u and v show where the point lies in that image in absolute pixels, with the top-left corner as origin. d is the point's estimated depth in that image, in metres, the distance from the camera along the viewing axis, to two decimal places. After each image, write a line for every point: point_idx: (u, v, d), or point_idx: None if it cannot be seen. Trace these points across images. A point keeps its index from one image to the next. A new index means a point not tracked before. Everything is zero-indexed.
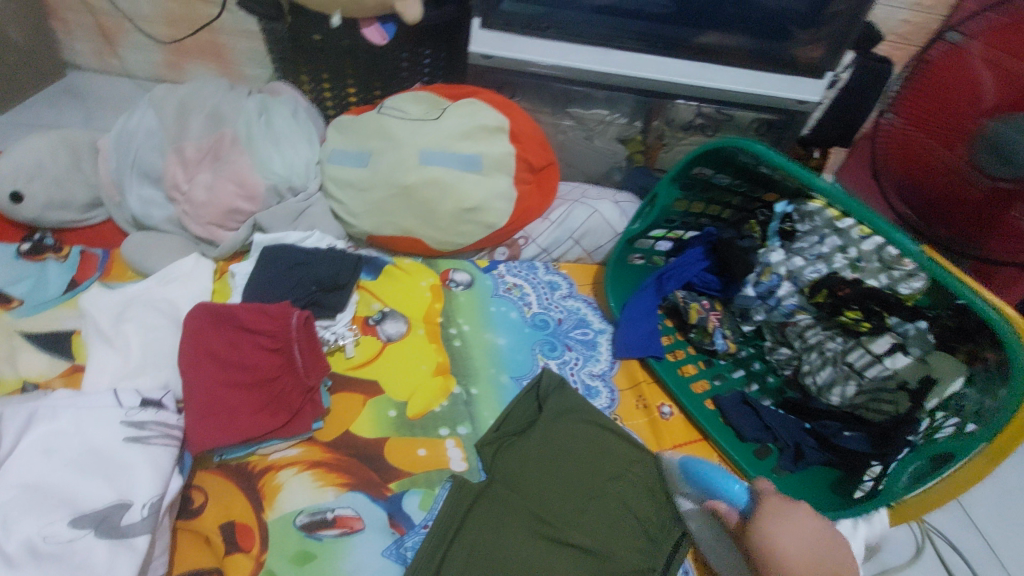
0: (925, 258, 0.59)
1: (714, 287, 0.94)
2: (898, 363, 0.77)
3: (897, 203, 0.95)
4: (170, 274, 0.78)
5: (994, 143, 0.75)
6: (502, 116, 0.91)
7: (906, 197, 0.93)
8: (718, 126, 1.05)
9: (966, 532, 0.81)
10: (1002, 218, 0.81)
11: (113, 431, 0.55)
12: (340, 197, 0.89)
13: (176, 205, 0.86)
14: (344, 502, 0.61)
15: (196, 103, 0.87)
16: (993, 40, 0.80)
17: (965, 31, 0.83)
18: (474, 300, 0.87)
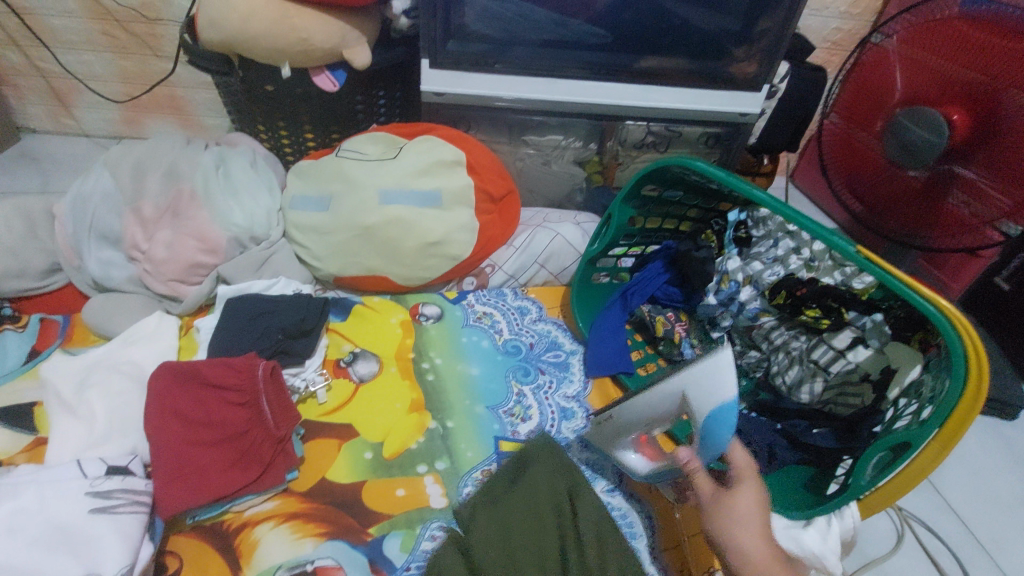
0: (861, 257, 0.62)
1: (677, 299, 0.95)
2: (860, 356, 0.80)
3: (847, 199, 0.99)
4: (136, 334, 0.78)
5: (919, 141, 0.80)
6: (458, 150, 0.94)
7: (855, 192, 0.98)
8: (668, 142, 1.11)
9: (943, 515, 0.83)
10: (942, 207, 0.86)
11: (78, 503, 0.54)
12: (304, 242, 0.90)
13: (137, 264, 0.85)
14: (324, 552, 0.61)
15: (152, 161, 0.88)
16: (912, 42, 0.85)
17: (888, 33, 0.88)
18: (445, 332, 0.87)
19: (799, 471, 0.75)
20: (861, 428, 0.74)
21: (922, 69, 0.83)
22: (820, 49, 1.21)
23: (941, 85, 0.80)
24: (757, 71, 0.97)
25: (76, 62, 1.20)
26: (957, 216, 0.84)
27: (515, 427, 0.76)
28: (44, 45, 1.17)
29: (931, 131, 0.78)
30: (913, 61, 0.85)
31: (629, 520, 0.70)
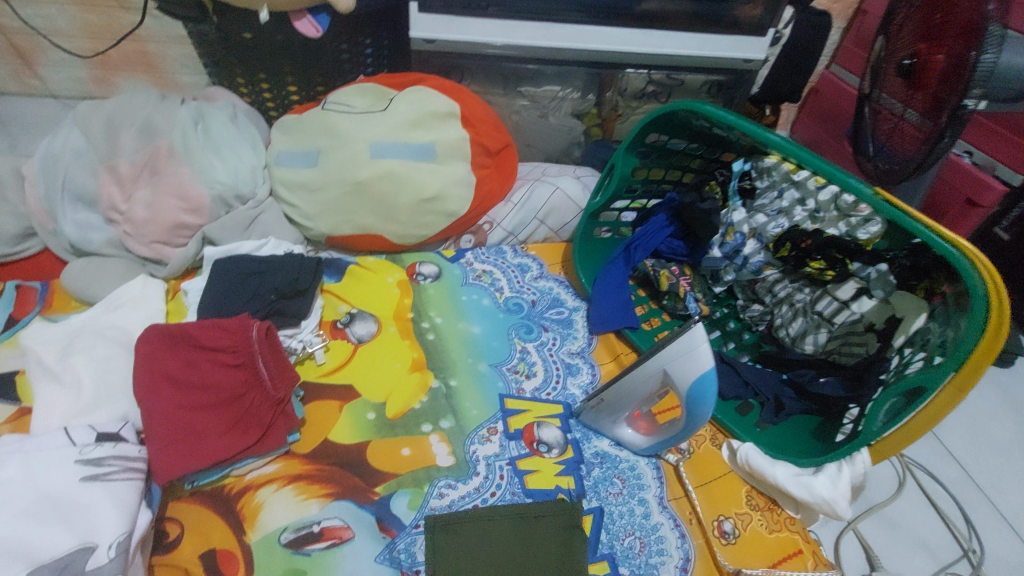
0: (879, 199, 0.60)
1: (680, 252, 0.94)
2: (864, 307, 0.80)
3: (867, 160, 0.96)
4: (118, 299, 0.74)
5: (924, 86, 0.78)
6: (452, 101, 0.89)
7: (873, 154, 0.95)
8: (671, 91, 1.06)
9: (942, 460, 0.84)
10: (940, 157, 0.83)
11: (68, 472, 0.51)
12: (293, 200, 0.86)
13: (116, 226, 0.81)
14: (330, 513, 0.59)
15: (124, 117, 0.82)
16: None
17: None
18: (444, 291, 0.85)
19: (804, 420, 0.76)
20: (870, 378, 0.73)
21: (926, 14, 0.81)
22: None
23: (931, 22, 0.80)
24: (762, 14, 0.93)
25: (35, 15, 1.11)
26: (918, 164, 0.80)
27: (520, 384, 0.75)
28: None
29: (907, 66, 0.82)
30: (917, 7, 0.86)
31: (636, 471, 0.67)
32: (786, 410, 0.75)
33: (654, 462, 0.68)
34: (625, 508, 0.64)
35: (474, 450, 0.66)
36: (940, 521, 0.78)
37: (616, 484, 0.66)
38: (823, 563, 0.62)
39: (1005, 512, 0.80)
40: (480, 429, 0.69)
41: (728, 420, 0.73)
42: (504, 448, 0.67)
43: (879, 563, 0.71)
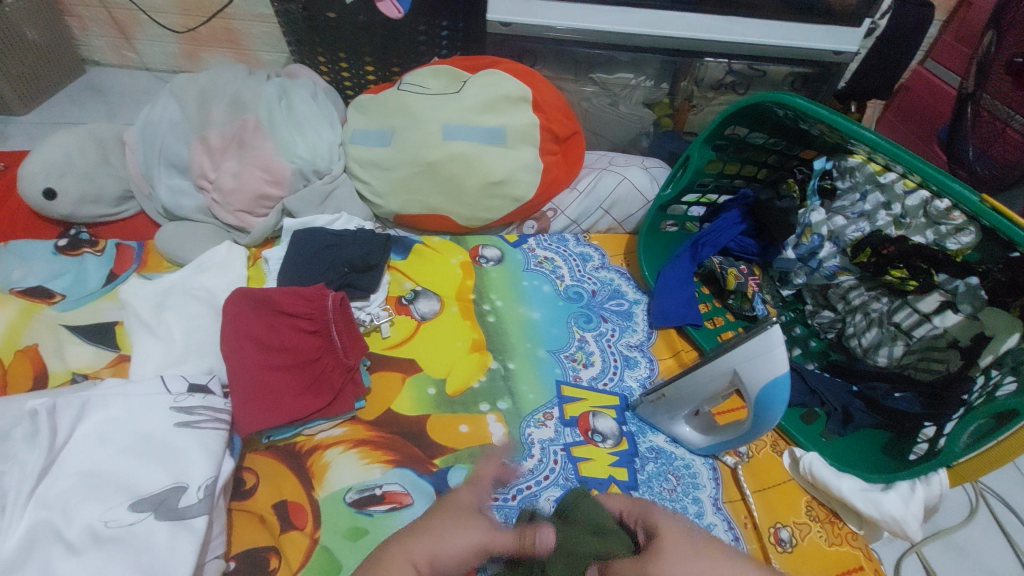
0: (986, 207, 0.58)
1: (751, 251, 0.90)
2: (948, 321, 0.76)
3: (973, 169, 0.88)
4: (206, 262, 0.79)
5: None
6: (524, 85, 0.89)
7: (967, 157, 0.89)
8: (751, 82, 1.01)
9: (1021, 490, 0.79)
10: None
11: (164, 417, 0.56)
12: (365, 178, 0.89)
13: (205, 194, 0.86)
14: (391, 478, 0.61)
15: (216, 90, 0.87)
16: None
17: None
18: (505, 275, 0.86)
19: (871, 435, 0.72)
20: (953, 397, 0.69)
21: None
22: None
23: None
24: (858, 3, 0.87)
25: None
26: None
27: (577, 372, 0.75)
28: None
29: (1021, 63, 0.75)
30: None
31: (692, 469, 0.66)
32: (855, 423, 0.72)
33: (710, 463, 0.67)
34: (678, 505, 0.63)
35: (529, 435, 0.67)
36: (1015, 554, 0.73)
37: (671, 480, 0.65)
38: None
39: None
40: (536, 413, 0.69)
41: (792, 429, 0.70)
42: (558, 433, 0.68)
43: None
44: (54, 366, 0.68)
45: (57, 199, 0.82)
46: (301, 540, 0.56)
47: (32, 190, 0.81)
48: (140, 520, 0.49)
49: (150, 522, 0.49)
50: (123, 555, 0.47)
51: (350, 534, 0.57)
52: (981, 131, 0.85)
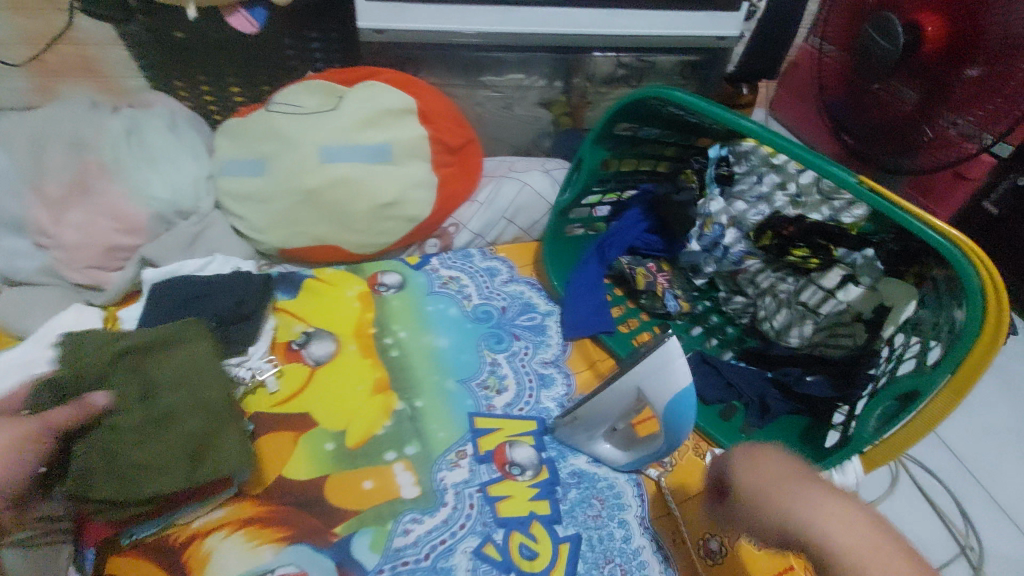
0: (865, 189, 0.54)
1: (657, 248, 0.89)
2: (850, 295, 0.77)
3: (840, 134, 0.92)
4: (50, 333, 0.68)
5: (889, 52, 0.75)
6: (406, 96, 0.83)
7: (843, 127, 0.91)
8: (642, 74, 0.99)
9: (937, 452, 0.81)
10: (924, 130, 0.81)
11: None
12: (239, 212, 0.80)
13: (46, 251, 0.74)
14: (285, 559, 0.54)
15: (47, 131, 0.75)
16: None
17: None
18: (408, 302, 0.79)
19: (792, 419, 0.74)
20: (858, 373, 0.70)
21: None
22: None
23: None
24: None
25: None
26: (946, 138, 0.79)
27: (490, 401, 0.70)
28: None
29: (892, 42, 0.75)
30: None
31: (616, 489, 0.63)
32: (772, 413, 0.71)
33: (633, 479, 0.64)
34: (603, 532, 0.60)
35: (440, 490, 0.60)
36: (936, 518, 0.75)
37: (595, 506, 0.62)
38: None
39: (1002, 504, 0.77)
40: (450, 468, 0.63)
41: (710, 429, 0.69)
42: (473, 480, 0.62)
43: None
44: None
45: None
46: None
47: None
48: None
49: None
50: None
51: None
52: (847, 98, 0.89)
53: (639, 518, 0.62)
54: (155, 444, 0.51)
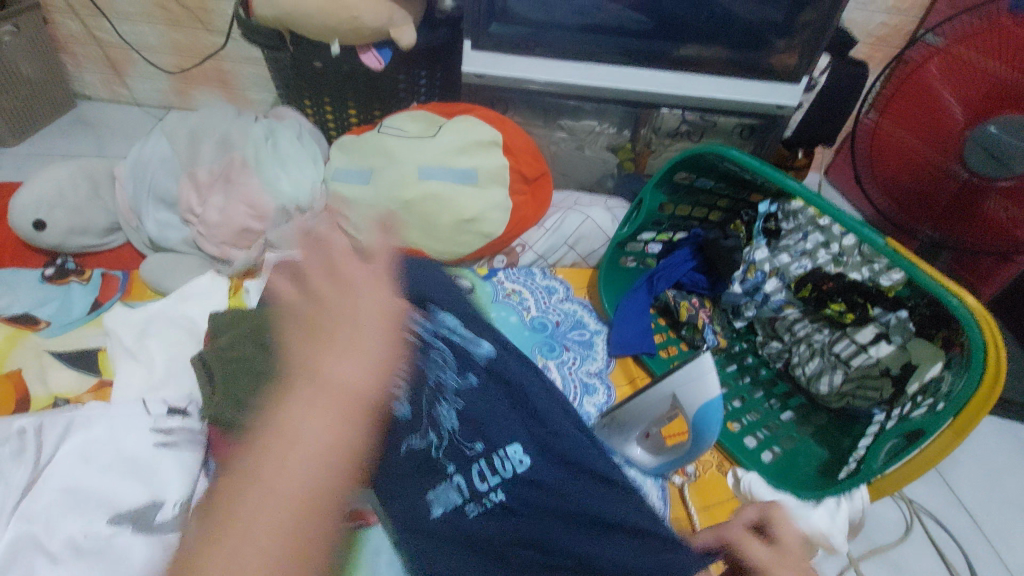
0: (890, 249, 0.64)
1: (702, 286, 0.97)
2: (881, 351, 0.83)
3: (879, 196, 1.02)
4: (189, 292, 0.83)
5: (997, 147, 0.80)
6: (496, 131, 0.97)
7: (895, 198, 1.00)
8: (703, 132, 1.09)
9: (951, 508, 0.85)
10: (981, 207, 0.88)
11: (144, 437, 0.59)
12: (345, 214, 0.94)
13: (191, 227, 0.91)
14: (359, 498, 0.65)
15: (206, 130, 0.92)
16: (964, 40, 0.81)
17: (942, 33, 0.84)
18: (475, 306, 0.91)
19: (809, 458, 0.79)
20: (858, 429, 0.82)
21: (970, 71, 0.81)
22: (864, 44, 1.20)
23: (990, 89, 0.80)
24: (796, 63, 0.98)
25: (131, 33, 1.25)
26: (997, 220, 0.87)
27: None
28: (102, 15, 1.22)
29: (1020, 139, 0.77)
30: (960, 66, 0.82)
31: (642, 489, 0.71)
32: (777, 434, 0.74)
33: (660, 483, 0.72)
34: None
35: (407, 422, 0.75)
36: (944, 566, 0.79)
37: None
38: None
39: (1013, 568, 0.80)
40: (428, 391, 0.74)
41: (732, 449, 0.76)
42: (438, 423, 0.73)
43: None
44: (36, 390, 0.71)
45: (48, 229, 0.86)
46: None
47: (23, 222, 0.85)
48: (118, 533, 0.52)
49: (128, 535, 0.52)
50: (100, 565, 0.50)
51: None
52: (896, 177, 0.98)
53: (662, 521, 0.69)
54: (267, 389, 0.65)
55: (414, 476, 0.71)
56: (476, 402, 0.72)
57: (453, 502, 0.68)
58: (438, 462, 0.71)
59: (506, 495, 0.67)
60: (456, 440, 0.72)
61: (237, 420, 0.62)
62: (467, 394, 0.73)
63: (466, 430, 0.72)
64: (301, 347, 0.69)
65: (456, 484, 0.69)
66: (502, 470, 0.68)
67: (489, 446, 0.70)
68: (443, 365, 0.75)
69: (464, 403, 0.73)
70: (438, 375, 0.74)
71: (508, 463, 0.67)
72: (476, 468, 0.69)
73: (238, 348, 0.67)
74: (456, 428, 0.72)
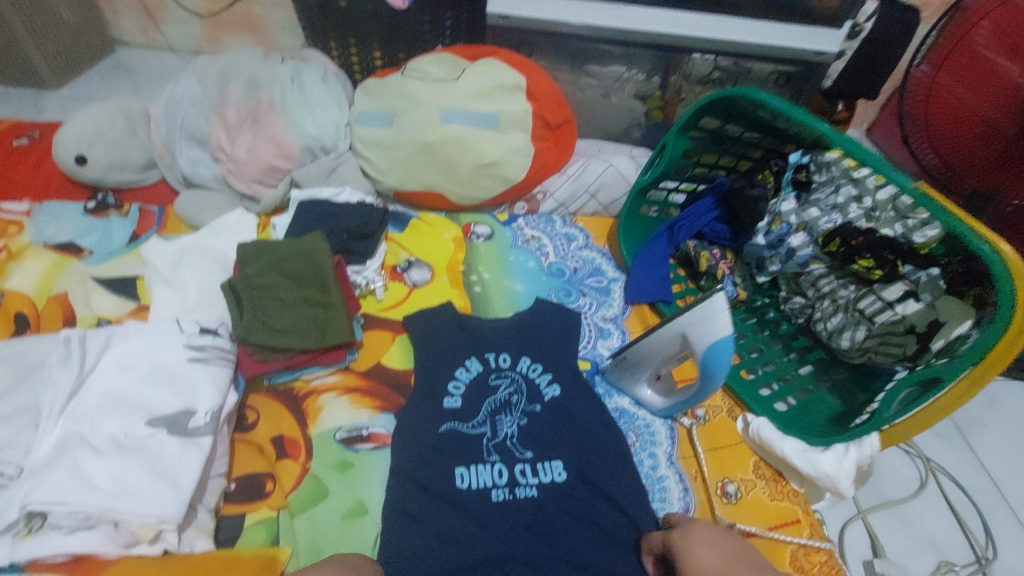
0: (918, 193, 0.61)
1: (724, 236, 0.95)
2: (909, 309, 0.78)
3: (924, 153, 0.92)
4: (220, 226, 0.86)
5: None
6: (519, 75, 0.95)
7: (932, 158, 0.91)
8: (737, 79, 1.05)
9: (970, 470, 0.84)
10: None
11: (178, 352, 0.62)
12: (368, 155, 0.95)
13: (221, 164, 0.93)
14: (378, 422, 0.69)
15: (235, 71, 0.93)
16: None
17: None
18: (494, 250, 0.92)
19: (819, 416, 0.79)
20: (876, 385, 0.80)
21: None
22: None
23: None
24: (839, 6, 0.92)
25: None
26: None
27: None
28: None
29: None
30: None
31: (651, 428, 0.73)
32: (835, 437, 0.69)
33: (669, 424, 0.74)
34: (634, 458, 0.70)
35: (455, 380, 0.71)
36: (955, 523, 0.79)
37: (631, 437, 0.72)
38: (819, 534, 0.66)
39: None
40: (491, 400, 0.69)
41: (741, 393, 0.77)
42: (496, 428, 0.67)
43: (883, 552, 0.73)
44: (81, 311, 0.77)
45: (88, 164, 0.90)
46: (294, 468, 0.64)
47: (66, 156, 0.89)
48: (155, 434, 0.56)
49: (163, 436, 0.56)
50: (140, 459, 0.54)
51: (338, 466, 0.65)
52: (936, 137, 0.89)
53: (670, 459, 0.71)
54: (293, 315, 0.69)
55: (450, 457, 0.65)
56: (543, 426, 0.68)
57: (483, 485, 0.63)
58: (482, 448, 0.66)
59: (538, 493, 0.64)
60: (510, 442, 0.67)
61: (265, 343, 0.66)
62: (534, 418, 0.69)
63: (525, 440, 0.67)
64: (321, 276, 0.71)
65: (495, 469, 0.64)
66: (544, 476, 0.65)
67: (540, 457, 0.66)
68: (515, 395, 0.70)
69: (530, 422, 0.68)
70: (508, 395, 0.70)
71: (547, 475, 0.65)
72: (520, 469, 0.65)
73: (261, 275, 0.70)
74: (513, 434, 0.67)
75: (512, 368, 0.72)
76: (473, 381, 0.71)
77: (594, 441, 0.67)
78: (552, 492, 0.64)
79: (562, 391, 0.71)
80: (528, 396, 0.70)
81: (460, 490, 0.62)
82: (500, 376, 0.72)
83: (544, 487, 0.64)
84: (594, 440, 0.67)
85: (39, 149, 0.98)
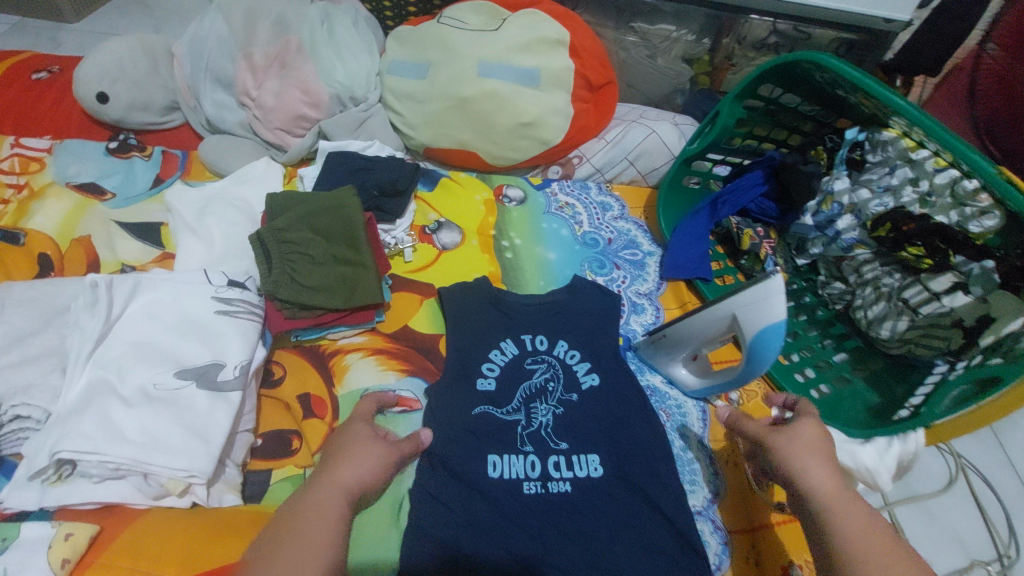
0: (1001, 178, 0.59)
1: (771, 214, 0.89)
2: (957, 302, 0.72)
3: None
4: (245, 175, 0.83)
5: None
6: (563, 28, 0.89)
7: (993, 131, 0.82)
8: (794, 45, 0.98)
9: (1001, 468, 0.82)
10: None
11: (205, 304, 0.61)
12: (399, 109, 0.91)
13: (247, 110, 0.89)
14: (405, 385, 0.68)
15: (262, 8, 0.87)
16: None
17: None
18: (527, 215, 0.89)
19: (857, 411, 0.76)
20: (915, 378, 0.76)
21: None
22: None
23: None
24: None
25: None
26: None
27: None
28: None
29: None
30: None
31: (682, 409, 0.71)
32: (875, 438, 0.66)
33: (701, 405, 0.73)
34: None
35: (488, 362, 0.68)
36: (981, 520, 0.77)
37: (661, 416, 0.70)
38: None
39: None
40: (526, 387, 0.67)
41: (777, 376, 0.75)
42: (531, 416, 0.66)
43: None
44: (105, 255, 0.75)
45: (110, 103, 0.86)
46: (320, 427, 0.63)
47: (87, 93, 0.85)
48: (184, 387, 0.55)
49: (192, 389, 0.55)
50: (167, 410, 0.53)
51: None
52: None
53: (701, 442, 0.69)
54: (323, 272, 0.66)
55: (478, 425, 0.64)
56: (578, 419, 0.66)
57: (515, 475, 0.62)
58: (517, 438, 0.64)
59: (572, 490, 0.62)
60: (544, 433, 0.65)
61: (295, 299, 0.64)
62: (571, 408, 0.67)
63: (560, 431, 0.65)
64: (352, 234, 0.68)
65: (528, 460, 0.63)
66: (578, 470, 0.62)
67: (575, 449, 0.64)
68: (551, 382, 0.68)
69: (566, 411, 0.66)
70: (544, 382, 0.68)
71: (583, 471, 0.63)
72: (554, 462, 0.63)
73: (291, 227, 0.67)
74: (549, 424, 0.65)
75: (548, 352, 0.70)
76: (508, 365, 0.69)
77: (625, 424, 0.66)
78: (586, 488, 0.62)
79: (600, 382, 0.68)
80: (565, 384, 0.68)
81: (490, 470, 0.61)
82: (536, 360, 0.69)
83: (579, 482, 0.62)
84: (622, 420, 0.66)
85: (58, 84, 0.94)
